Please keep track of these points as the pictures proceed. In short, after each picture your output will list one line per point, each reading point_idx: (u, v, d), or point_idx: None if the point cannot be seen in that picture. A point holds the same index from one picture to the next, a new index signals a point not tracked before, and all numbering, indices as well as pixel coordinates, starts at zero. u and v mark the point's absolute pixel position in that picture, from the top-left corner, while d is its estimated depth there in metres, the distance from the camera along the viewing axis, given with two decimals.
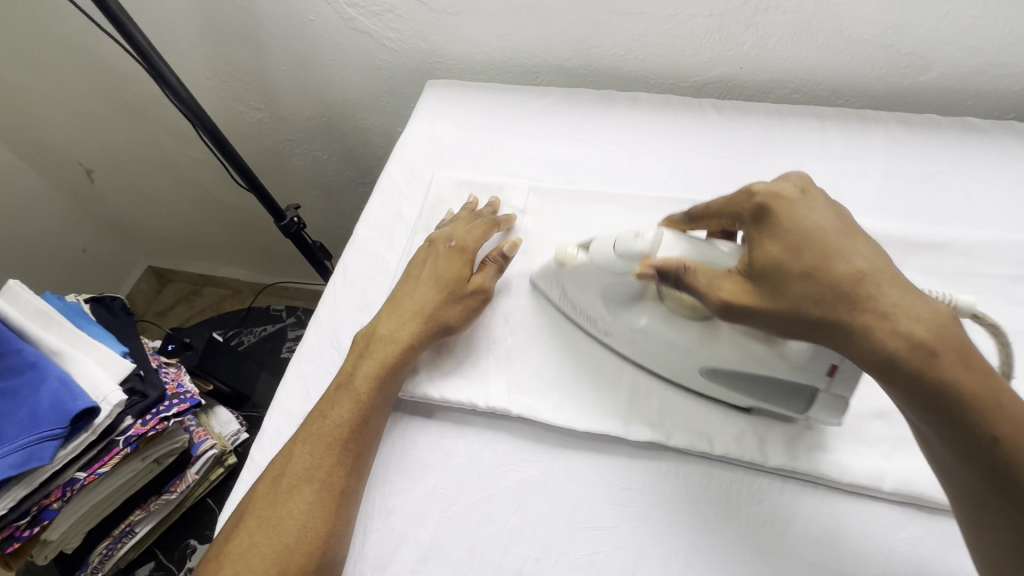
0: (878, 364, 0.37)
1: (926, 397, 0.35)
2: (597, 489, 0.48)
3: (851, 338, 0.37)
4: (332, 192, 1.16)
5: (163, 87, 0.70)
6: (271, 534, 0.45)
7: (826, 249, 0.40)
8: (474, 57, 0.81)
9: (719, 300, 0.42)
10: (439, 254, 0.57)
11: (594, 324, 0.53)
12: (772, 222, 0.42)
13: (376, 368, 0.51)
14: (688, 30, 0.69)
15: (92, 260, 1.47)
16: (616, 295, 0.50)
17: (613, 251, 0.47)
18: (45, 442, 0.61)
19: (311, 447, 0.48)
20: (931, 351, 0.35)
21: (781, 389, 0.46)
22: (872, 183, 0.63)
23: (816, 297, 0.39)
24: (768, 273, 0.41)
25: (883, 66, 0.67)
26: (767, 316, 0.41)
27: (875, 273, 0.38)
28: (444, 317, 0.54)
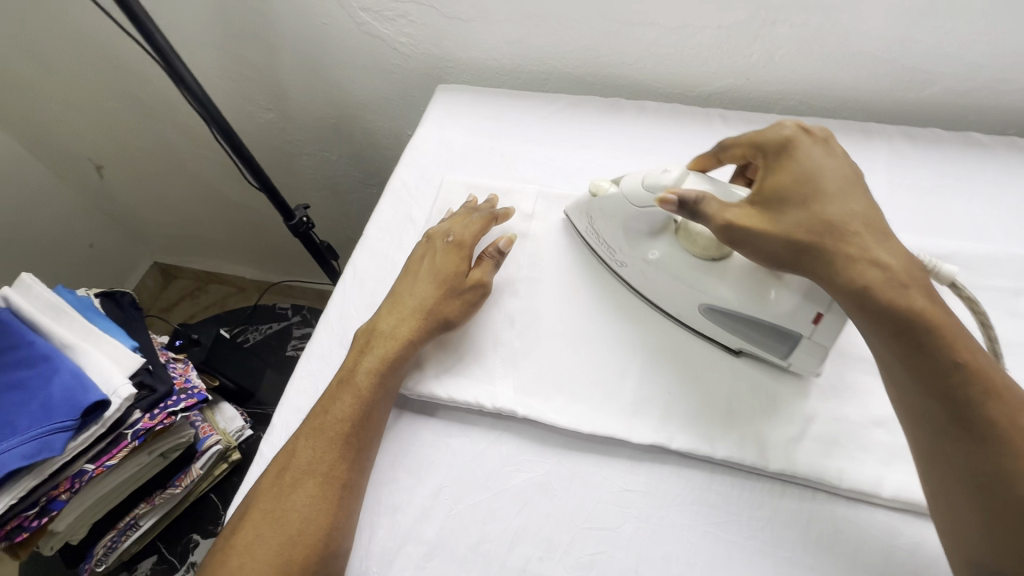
0: (856, 292, 0.43)
1: (898, 324, 0.41)
2: (601, 490, 0.49)
3: (835, 265, 0.44)
4: (340, 193, 1.17)
5: (179, 86, 0.71)
6: (275, 527, 0.45)
7: (826, 191, 0.46)
8: (485, 63, 0.82)
9: (722, 222, 0.47)
10: (437, 249, 0.59)
11: (612, 254, 0.58)
12: (788, 161, 0.48)
13: (377, 362, 0.53)
14: (697, 41, 0.70)
15: (99, 255, 1.48)
16: (638, 226, 0.55)
17: (641, 183, 0.52)
18: (56, 434, 0.61)
19: (314, 441, 0.49)
20: (903, 283, 0.42)
21: (770, 332, 0.50)
22: (875, 194, 0.64)
23: (811, 229, 0.45)
24: (778, 204, 0.47)
25: (888, 80, 0.68)
26: (763, 237, 0.46)
27: (865, 221, 0.45)
28: (445, 311, 0.55)
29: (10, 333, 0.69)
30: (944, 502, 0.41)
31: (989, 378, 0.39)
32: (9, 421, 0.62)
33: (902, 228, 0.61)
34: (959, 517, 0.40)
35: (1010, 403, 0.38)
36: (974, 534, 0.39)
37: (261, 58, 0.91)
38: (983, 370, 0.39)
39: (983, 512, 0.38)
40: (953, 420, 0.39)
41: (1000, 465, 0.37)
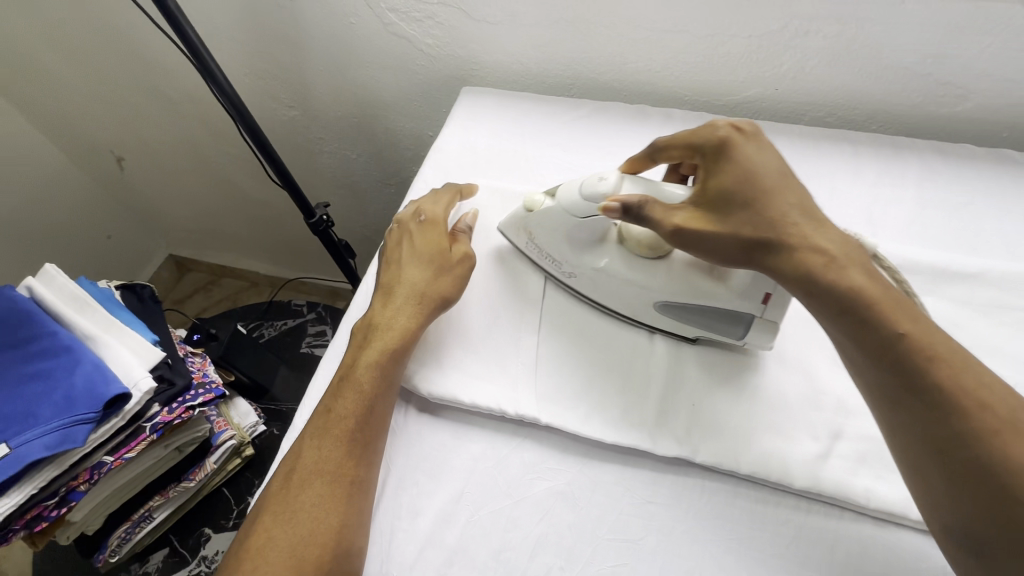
0: (803, 279, 0.44)
1: (842, 305, 0.42)
2: (623, 501, 0.48)
3: (781, 255, 0.44)
4: (358, 191, 1.17)
5: (209, 83, 0.72)
6: (286, 529, 0.45)
7: (768, 187, 0.46)
8: (510, 67, 0.82)
9: (670, 227, 0.48)
10: (414, 231, 0.60)
11: (558, 266, 0.58)
12: (727, 159, 0.48)
13: (377, 353, 0.52)
14: (726, 50, 0.70)
15: (116, 246, 1.49)
16: (580, 236, 0.55)
17: (579, 195, 0.52)
18: (78, 425, 0.62)
19: (319, 441, 0.49)
20: (843, 263, 0.43)
21: (722, 316, 0.51)
22: (905, 209, 0.63)
23: (754, 224, 0.45)
24: (719, 202, 0.47)
25: (920, 93, 0.68)
26: (711, 239, 0.47)
27: (804, 208, 0.45)
28: (439, 288, 0.56)
29: (35, 324, 0.70)
30: (914, 481, 0.40)
31: (931, 346, 0.39)
32: (32, 411, 0.63)
33: (933, 244, 0.60)
34: (932, 495, 0.38)
35: (955, 366, 0.38)
36: (950, 511, 0.37)
37: (286, 56, 0.92)
38: (923, 337, 0.40)
39: (946, 484, 0.37)
40: (903, 392, 0.39)
41: (953, 429, 0.37)
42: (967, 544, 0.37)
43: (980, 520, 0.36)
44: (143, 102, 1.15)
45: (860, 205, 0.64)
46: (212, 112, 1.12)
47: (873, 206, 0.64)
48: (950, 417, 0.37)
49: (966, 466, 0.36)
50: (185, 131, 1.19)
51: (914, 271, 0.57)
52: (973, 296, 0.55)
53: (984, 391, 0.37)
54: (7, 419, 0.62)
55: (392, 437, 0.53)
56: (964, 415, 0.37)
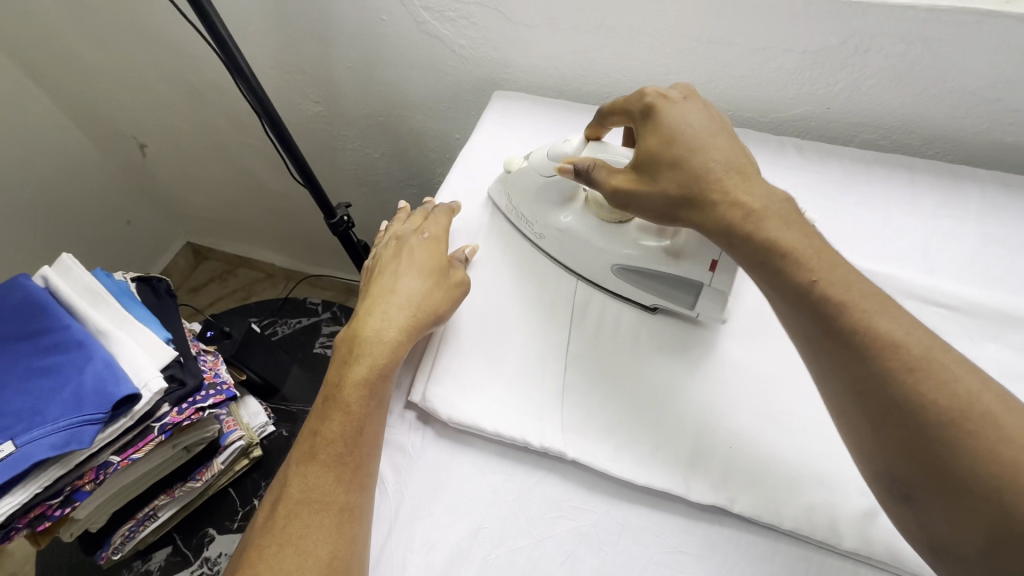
0: (723, 230, 0.44)
1: (761, 254, 0.42)
2: (652, 548, 0.45)
3: (704, 209, 0.45)
4: (379, 190, 1.15)
5: (236, 79, 0.70)
6: (272, 564, 0.42)
7: (691, 144, 0.46)
8: (545, 71, 0.78)
9: (609, 188, 0.49)
10: (414, 246, 0.57)
11: (531, 228, 0.60)
12: (654, 120, 0.48)
13: (366, 372, 0.49)
14: (777, 65, 0.66)
15: (135, 232, 1.49)
16: (550, 194, 0.58)
17: (546, 155, 0.56)
18: (86, 426, 0.60)
19: (305, 467, 0.46)
20: (758, 216, 0.43)
21: (674, 283, 0.53)
22: (965, 244, 0.59)
23: (680, 181, 0.46)
24: (647, 163, 0.48)
25: (986, 120, 0.63)
26: (642, 199, 0.48)
27: (727, 164, 0.46)
28: (435, 305, 0.53)
29: (48, 316, 0.68)
30: (848, 432, 0.39)
31: (846, 293, 0.39)
32: (40, 408, 0.61)
33: (995, 284, 0.56)
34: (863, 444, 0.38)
35: (870, 306, 0.38)
36: (878, 457, 0.37)
37: (313, 51, 0.90)
38: (837, 285, 0.39)
39: (871, 429, 0.37)
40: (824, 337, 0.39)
41: (871, 372, 0.37)
42: (898, 490, 0.37)
43: (903, 464, 0.36)
44: (168, 91, 1.13)
45: (914, 238, 0.60)
46: (236, 104, 1.10)
47: (930, 239, 0.59)
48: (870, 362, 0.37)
49: (886, 408, 0.36)
50: (208, 121, 1.18)
51: (974, 313, 0.53)
52: None
53: (897, 328, 0.37)
54: (14, 415, 0.61)
55: (407, 461, 0.51)
56: (883, 357, 0.36)
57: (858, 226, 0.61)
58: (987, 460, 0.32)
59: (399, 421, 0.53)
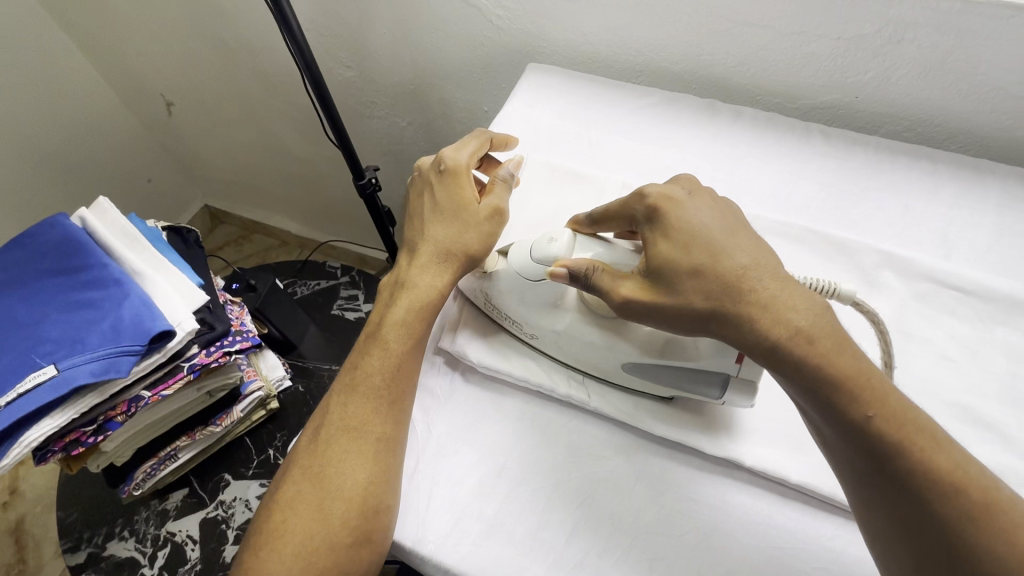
0: (764, 350, 0.40)
1: (810, 382, 0.39)
2: (666, 495, 0.48)
3: (738, 325, 0.41)
4: (402, 160, 1.17)
5: (283, 33, 0.72)
6: (314, 483, 0.46)
7: (712, 247, 0.43)
8: (580, 47, 0.80)
9: (619, 299, 0.45)
10: (436, 183, 0.56)
11: (520, 327, 0.54)
12: (662, 224, 0.45)
13: (403, 312, 0.52)
14: (810, 51, 0.67)
15: (156, 190, 1.51)
16: (536, 299, 0.51)
17: (529, 255, 0.50)
18: (124, 356, 0.62)
19: (345, 398, 0.49)
20: (808, 339, 0.39)
21: (694, 373, 0.48)
22: (983, 234, 0.60)
23: (704, 292, 0.42)
24: (661, 273, 0.44)
25: (1011, 116, 0.64)
26: (659, 314, 0.44)
27: (753, 269, 0.42)
28: (466, 244, 0.53)
29: (85, 253, 0.71)
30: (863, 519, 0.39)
31: (902, 431, 0.36)
32: (80, 337, 0.63)
33: (1007, 273, 0.58)
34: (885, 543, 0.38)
35: (927, 450, 0.36)
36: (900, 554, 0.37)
37: (351, 15, 0.91)
38: (891, 421, 0.37)
39: (898, 536, 0.37)
40: (872, 466, 0.37)
41: (913, 506, 0.36)
42: None
43: None
44: (200, 48, 1.14)
45: (933, 226, 0.62)
46: (267, 66, 1.12)
47: (948, 228, 0.61)
48: (914, 482, 0.36)
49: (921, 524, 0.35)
50: (237, 81, 1.19)
51: (987, 298, 0.55)
52: None
53: (945, 457, 0.36)
54: (56, 342, 0.64)
55: (436, 402, 0.53)
56: (940, 501, 0.35)
57: (879, 213, 0.63)
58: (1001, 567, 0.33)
59: (429, 366, 0.55)
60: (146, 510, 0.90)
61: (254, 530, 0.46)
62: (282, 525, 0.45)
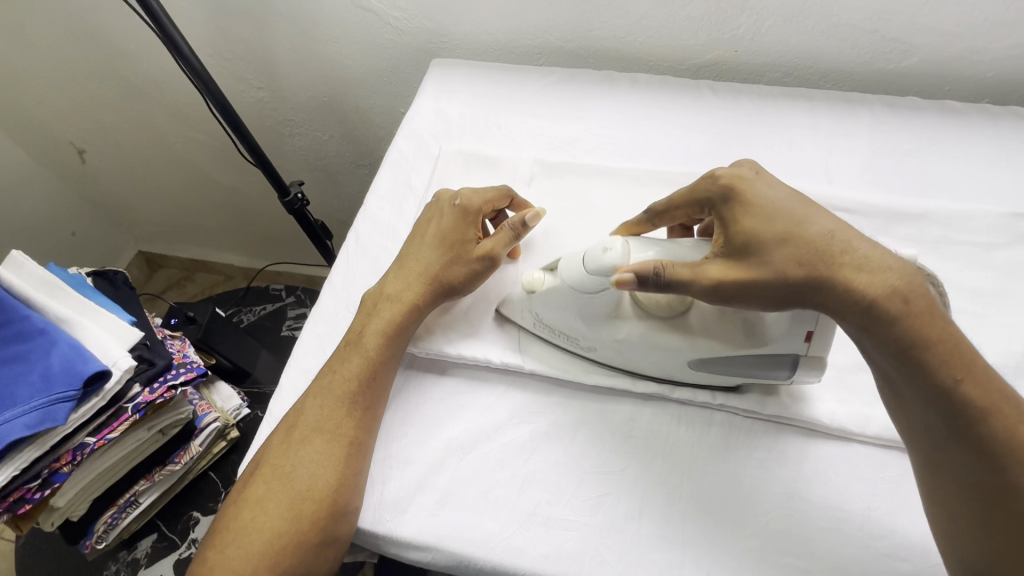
0: (861, 313, 0.40)
1: (905, 344, 0.39)
2: (605, 437, 0.50)
3: (835, 292, 0.41)
4: (331, 175, 1.17)
5: (177, 58, 0.71)
6: (284, 482, 0.47)
7: (796, 215, 0.43)
8: (479, 37, 0.83)
9: (708, 283, 0.44)
10: (444, 212, 0.58)
11: (575, 341, 0.52)
12: (739, 201, 0.46)
13: (384, 324, 0.53)
14: (687, 13, 0.72)
15: (81, 243, 1.42)
16: (591, 312, 0.50)
17: (584, 270, 0.47)
18: (58, 404, 0.61)
19: (322, 399, 0.50)
20: (906, 299, 0.39)
21: (765, 360, 0.47)
22: (858, 158, 0.66)
23: (800, 259, 0.42)
24: (750, 243, 0.44)
25: (868, 51, 0.71)
26: (753, 285, 0.43)
27: (843, 234, 0.42)
28: (450, 278, 0.55)
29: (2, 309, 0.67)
30: (924, 462, 0.41)
31: (988, 398, 0.38)
32: (9, 393, 0.61)
33: (882, 189, 0.64)
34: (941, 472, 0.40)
35: (1010, 416, 0.38)
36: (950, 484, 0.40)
37: (251, 33, 0.91)
38: (978, 385, 0.38)
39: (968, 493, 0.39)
40: (959, 434, 0.38)
41: (980, 450, 0.38)
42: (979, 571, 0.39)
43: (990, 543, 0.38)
44: (102, 90, 1.11)
45: (815, 156, 0.67)
46: (177, 98, 1.10)
47: (829, 156, 0.67)
48: (1001, 447, 0.38)
49: (991, 474, 0.38)
50: (147, 117, 1.16)
51: (867, 213, 0.61)
52: (919, 234, 0.59)
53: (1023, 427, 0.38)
54: None
55: None
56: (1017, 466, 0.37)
57: (770, 153, 0.68)
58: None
59: None
60: (114, 564, 0.87)
61: (216, 530, 0.47)
62: (252, 522, 0.46)
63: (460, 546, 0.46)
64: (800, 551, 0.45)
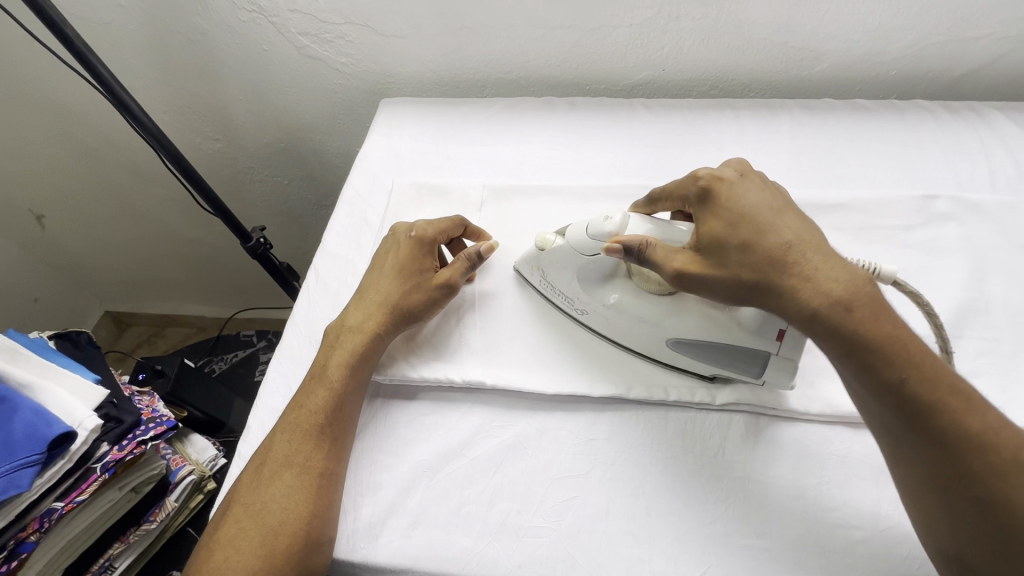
0: (807, 317, 0.42)
1: (849, 346, 0.40)
2: (568, 443, 0.52)
3: (783, 297, 0.43)
4: (295, 218, 1.19)
5: (127, 117, 0.73)
6: (255, 520, 0.47)
7: (757, 225, 0.45)
8: (424, 75, 0.87)
9: (673, 271, 0.47)
10: (400, 245, 0.60)
11: (571, 303, 0.57)
12: (713, 205, 0.48)
13: (348, 354, 0.55)
14: (613, 40, 0.77)
15: (44, 310, 1.36)
16: (590, 274, 0.54)
17: (586, 234, 0.51)
18: (23, 470, 0.59)
19: (289, 435, 0.51)
20: (847, 307, 0.40)
21: (737, 353, 0.50)
22: (783, 157, 0.71)
23: (753, 266, 0.44)
24: (711, 247, 0.46)
25: (781, 62, 0.77)
26: (712, 283, 0.46)
27: (801, 244, 0.44)
28: (409, 306, 0.57)
29: None
30: (887, 454, 0.42)
31: (932, 394, 0.39)
32: None
33: (807, 184, 0.69)
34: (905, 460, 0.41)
35: (962, 410, 0.39)
36: (911, 469, 0.40)
37: (203, 88, 0.94)
38: (925, 384, 0.39)
39: (936, 489, 0.39)
40: (910, 431, 0.39)
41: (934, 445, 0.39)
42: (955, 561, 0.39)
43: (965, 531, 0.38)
44: (59, 156, 1.11)
45: (745, 159, 0.72)
46: (137, 155, 1.11)
47: (757, 158, 0.72)
48: (950, 439, 0.38)
49: (950, 458, 0.38)
50: (107, 177, 1.17)
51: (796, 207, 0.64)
52: (843, 222, 0.63)
53: (978, 421, 0.38)
54: None
55: None
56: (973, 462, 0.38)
57: (702, 161, 0.73)
58: (994, 476, 0.37)
59: None
60: None
61: None
62: (225, 563, 0.46)
63: (435, 564, 0.47)
64: (759, 530, 0.47)
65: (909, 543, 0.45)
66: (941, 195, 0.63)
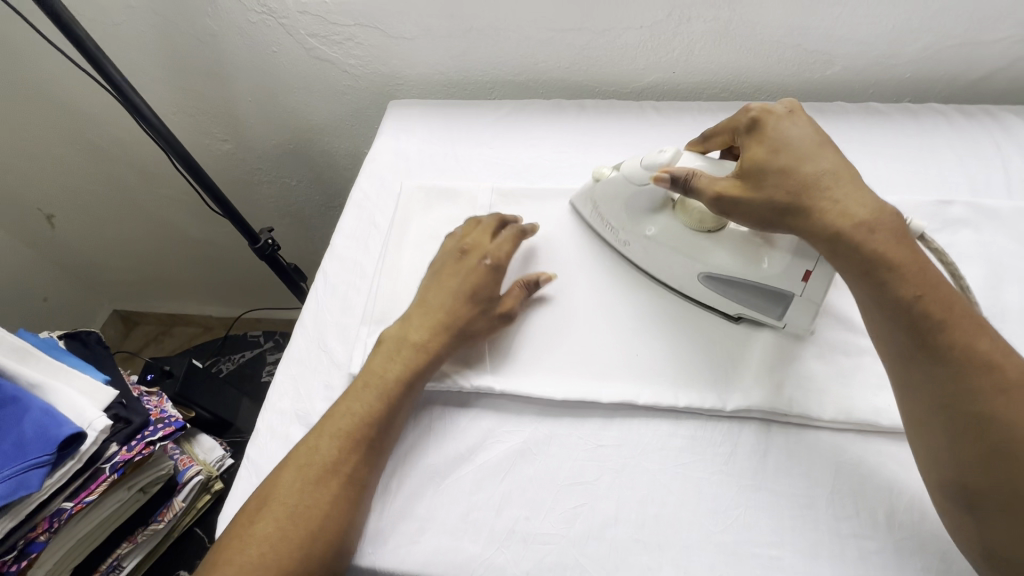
0: (828, 239, 0.45)
1: (865, 265, 0.43)
2: (577, 450, 0.52)
3: (809, 218, 0.46)
4: (302, 219, 1.19)
5: (137, 119, 0.74)
6: (297, 521, 0.46)
7: (798, 153, 0.48)
8: (432, 77, 0.87)
9: (711, 194, 0.50)
10: (473, 270, 0.58)
11: (614, 233, 0.61)
12: (760, 133, 0.51)
13: (411, 372, 0.53)
14: (623, 42, 0.77)
15: (53, 309, 1.36)
16: (638, 204, 0.57)
17: (641, 165, 0.55)
18: (34, 470, 0.59)
19: (342, 442, 0.50)
20: (869, 228, 0.43)
21: (763, 294, 0.53)
22: None
23: (786, 189, 0.47)
24: (755, 171, 0.49)
25: (793, 65, 0.77)
26: (746, 207, 0.48)
27: (836, 173, 0.46)
28: (472, 333, 0.56)
29: None
30: (897, 383, 0.43)
31: (947, 313, 0.41)
32: None
33: None
34: None
35: (998, 359, 0.40)
36: (934, 423, 0.41)
37: (212, 89, 0.94)
38: (941, 305, 0.41)
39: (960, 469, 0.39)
40: (926, 353, 0.41)
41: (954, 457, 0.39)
42: None
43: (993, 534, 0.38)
44: (70, 156, 1.12)
45: None
46: (147, 155, 1.12)
47: None
48: (958, 357, 0.40)
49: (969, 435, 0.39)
50: (116, 177, 1.17)
51: None
52: None
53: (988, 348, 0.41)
54: None
55: None
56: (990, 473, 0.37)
57: None
58: None
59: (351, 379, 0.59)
60: None
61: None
62: (262, 560, 0.45)
63: (445, 571, 0.47)
64: (770, 540, 0.46)
65: (923, 555, 0.45)
66: (956, 200, 0.62)
